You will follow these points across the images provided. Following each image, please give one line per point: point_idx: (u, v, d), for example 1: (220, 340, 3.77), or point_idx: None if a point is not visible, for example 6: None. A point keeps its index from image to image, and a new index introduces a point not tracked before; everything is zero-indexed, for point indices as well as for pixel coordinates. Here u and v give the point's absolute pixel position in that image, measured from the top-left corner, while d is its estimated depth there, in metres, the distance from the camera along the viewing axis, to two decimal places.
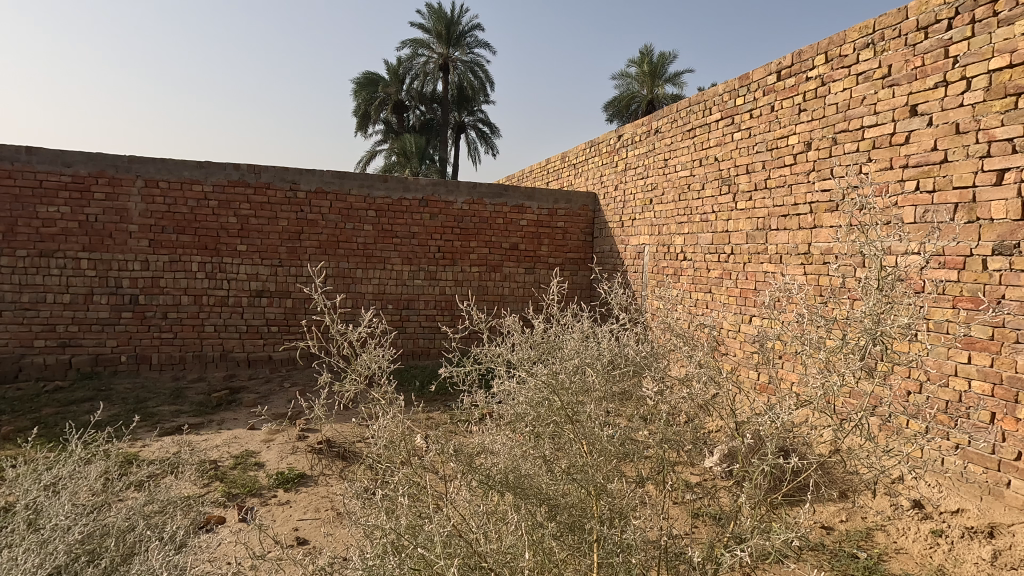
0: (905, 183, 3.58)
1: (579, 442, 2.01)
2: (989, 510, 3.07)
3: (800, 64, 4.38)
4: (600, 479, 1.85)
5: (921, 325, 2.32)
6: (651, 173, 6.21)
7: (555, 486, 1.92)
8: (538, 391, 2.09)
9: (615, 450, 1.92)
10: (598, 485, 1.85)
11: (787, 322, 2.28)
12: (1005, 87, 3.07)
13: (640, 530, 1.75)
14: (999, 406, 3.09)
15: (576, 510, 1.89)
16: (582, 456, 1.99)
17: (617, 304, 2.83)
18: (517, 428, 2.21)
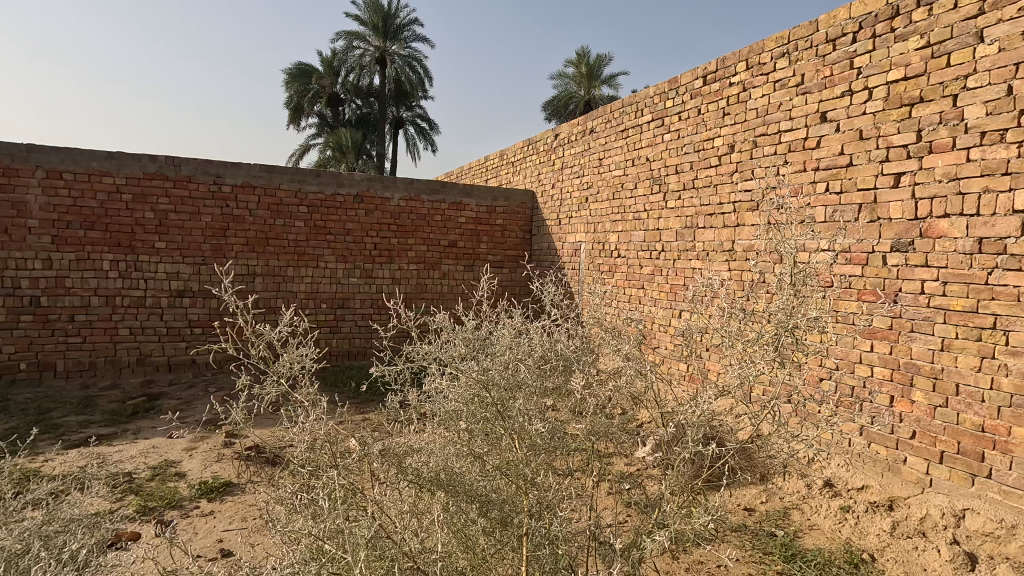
0: (816, 185, 3.84)
1: (511, 440, 2.01)
2: (889, 485, 3.36)
3: (723, 70, 4.59)
4: (529, 473, 1.88)
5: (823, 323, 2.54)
6: (587, 173, 6.33)
7: (486, 483, 1.90)
8: (468, 388, 2.07)
9: (545, 444, 1.93)
10: (527, 479, 1.87)
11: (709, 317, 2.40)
12: (901, 98, 3.36)
13: (568, 521, 1.77)
14: (897, 390, 3.38)
15: (507, 506, 1.88)
16: (514, 451, 2.00)
17: (550, 301, 2.84)
18: (449, 426, 2.17)
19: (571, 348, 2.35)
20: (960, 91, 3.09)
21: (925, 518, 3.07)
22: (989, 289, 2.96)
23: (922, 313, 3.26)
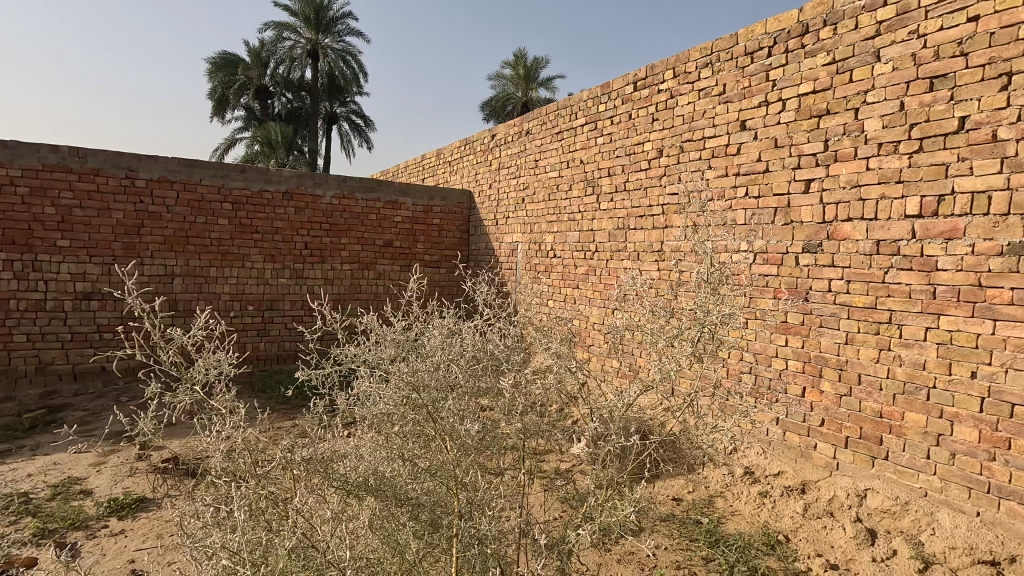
0: (737, 189, 4.06)
1: (443, 441, 1.99)
2: (802, 470, 3.62)
3: (652, 77, 4.76)
4: (459, 473, 1.88)
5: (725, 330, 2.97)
6: (523, 174, 6.38)
7: (416, 485, 1.88)
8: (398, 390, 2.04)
9: (475, 444, 1.93)
10: (457, 480, 1.88)
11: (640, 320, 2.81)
12: (810, 110, 3.62)
13: (497, 520, 1.79)
14: (808, 380, 3.64)
15: (436, 508, 1.87)
16: (444, 452, 2.00)
17: (483, 299, 2.85)
18: (378, 429, 2.13)
19: (503, 347, 2.37)
20: (860, 105, 3.36)
21: (833, 499, 3.33)
22: (886, 287, 3.24)
23: (830, 309, 3.52)
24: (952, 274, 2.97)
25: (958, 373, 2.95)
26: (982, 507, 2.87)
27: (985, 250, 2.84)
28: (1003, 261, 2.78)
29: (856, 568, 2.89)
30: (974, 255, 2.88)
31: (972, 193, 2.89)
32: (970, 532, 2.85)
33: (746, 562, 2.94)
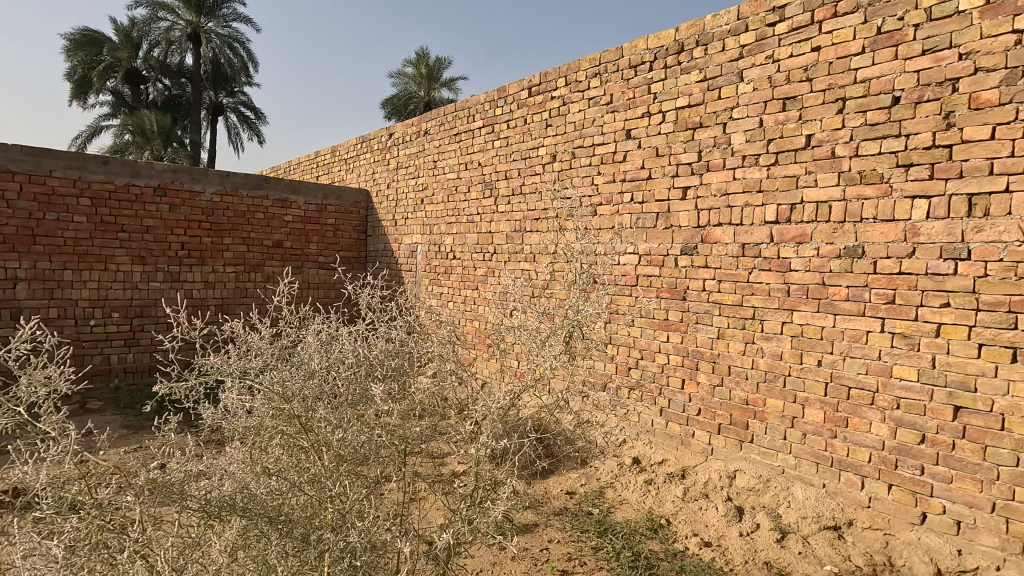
0: (623, 194, 4.29)
1: (317, 452, 1.92)
2: (682, 457, 3.90)
3: (545, 83, 4.90)
4: (330, 485, 1.82)
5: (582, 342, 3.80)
6: (422, 174, 6.31)
7: (284, 501, 1.80)
8: (267, 401, 1.93)
9: (348, 454, 1.89)
10: (328, 493, 1.82)
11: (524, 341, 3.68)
12: (686, 122, 3.91)
13: (369, 530, 1.76)
14: (687, 373, 3.92)
15: (305, 523, 1.80)
16: (316, 463, 1.92)
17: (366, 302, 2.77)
18: (245, 443, 2.01)
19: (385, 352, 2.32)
20: (728, 120, 3.68)
21: (708, 481, 3.63)
22: (750, 286, 3.57)
23: (704, 307, 3.82)
24: (802, 274, 3.34)
25: (808, 362, 3.32)
26: (827, 479, 3.25)
27: (827, 253, 3.23)
28: (841, 263, 3.17)
29: (727, 543, 3.18)
30: (819, 257, 3.26)
31: (816, 203, 3.28)
32: (818, 502, 3.23)
33: (631, 548, 3.12)
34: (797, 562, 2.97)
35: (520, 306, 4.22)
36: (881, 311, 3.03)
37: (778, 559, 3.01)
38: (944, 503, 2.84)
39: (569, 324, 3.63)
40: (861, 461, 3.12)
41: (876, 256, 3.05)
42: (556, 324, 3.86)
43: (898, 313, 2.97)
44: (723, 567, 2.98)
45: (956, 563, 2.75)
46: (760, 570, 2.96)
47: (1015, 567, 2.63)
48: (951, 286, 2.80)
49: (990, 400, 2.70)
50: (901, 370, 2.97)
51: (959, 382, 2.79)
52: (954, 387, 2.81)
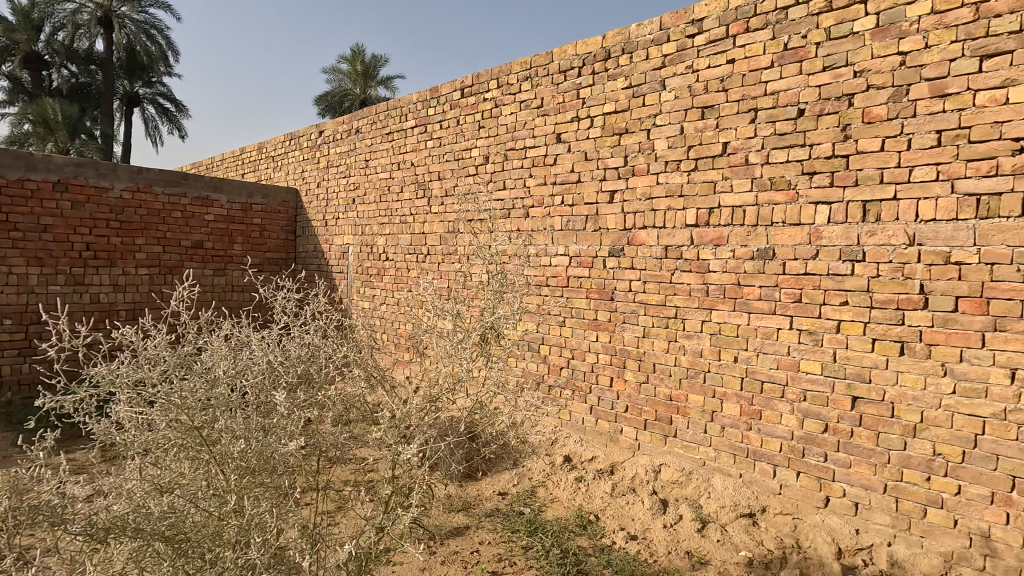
0: (554, 197, 4.36)
1: (219, 465, 1.88)
2: (611, 453, 4.01)
3: (477, 85, 4.90)
4: (231, 499, 1.78)
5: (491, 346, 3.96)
6: (353, 173, 6.15)
7: (181, 518, 1.74)
8: (164, 413, 1.84)
9: (252, 466, 1.85)
10: (229, 507, 1.78)
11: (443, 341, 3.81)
12: (612, 127, 4.02)
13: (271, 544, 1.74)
14: (615, 371, 4.03)
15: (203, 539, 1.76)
16: (218, 476, 1.87)
17: (282, 303, 2.69)
18: (141, 456, 1.92)
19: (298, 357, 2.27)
20: (652, 127, 3.81)
21: (635, 476, 3.75)
22: (672, 286, 3.72)
23: (631, 307, 3.94)
24: (719, 275, 3.51)
25: (725, 358, 3.49)
26: (743, 469, 3.43)
27: (741, 255, 3.41)
28: (754, 264, 3.36)
29: (651, 536, 3.29)
30: (734, 258, 3.44)
31: (732, 208, 3.45)
32: (735, 491, 3.40)
33: (560, 545, 3.17)
34: (715, 549, 3.12)
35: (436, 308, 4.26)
36: (789, 310, 3.24)
37: (698, 548, 3.15)
38: (845, 487, 3.07)
39: (481, 327, 3.78)
40: (773, 451, 3.32)
41: (784, 258, 3.25)
42: (468, 327, 3.97)
43: (804, 311, 3.18)
44: (648, 559, 3.08)
45: (855, 542, 2.97)
46: (682, 559, 3.08)
47: (904, 542, 2.88)
48: (849, 285, 3.03)
49: (882, 390, 2.94)
50: (807, 364, 3.18)
51: (856, 374, 3.02)
52: (852, 379, 3.03)
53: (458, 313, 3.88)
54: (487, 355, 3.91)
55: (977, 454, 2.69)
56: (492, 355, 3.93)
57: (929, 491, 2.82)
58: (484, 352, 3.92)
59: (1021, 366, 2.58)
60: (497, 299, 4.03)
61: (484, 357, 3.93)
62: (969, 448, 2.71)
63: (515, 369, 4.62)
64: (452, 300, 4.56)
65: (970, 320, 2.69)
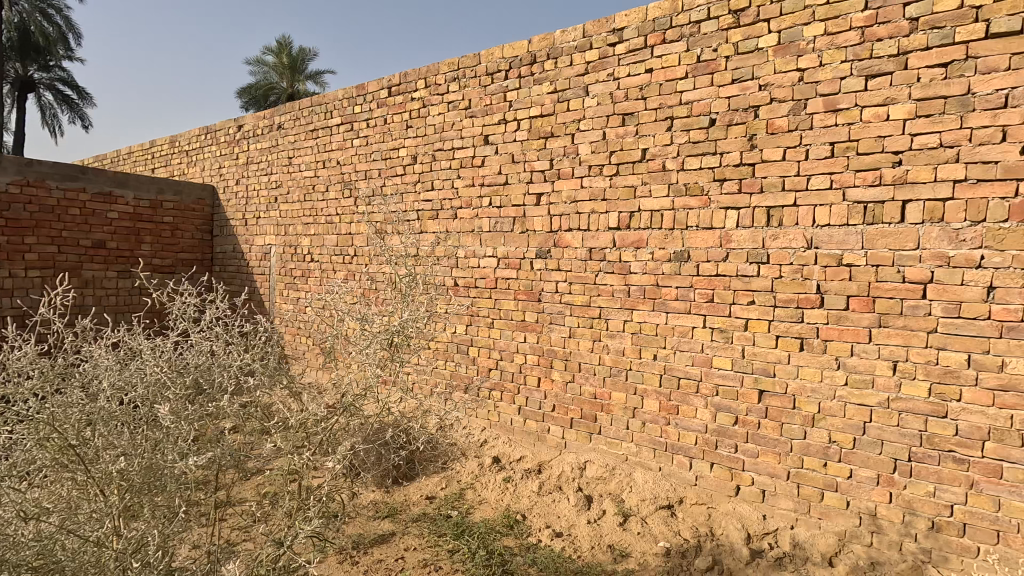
0: (482, 199, 4.37)
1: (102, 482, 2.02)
2: (538, 452, 4.06)
3: (405, 84, 4.82)
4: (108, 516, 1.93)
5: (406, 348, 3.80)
6: (275, 171, 5.89)
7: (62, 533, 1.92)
8: (45, 435, 1.98)
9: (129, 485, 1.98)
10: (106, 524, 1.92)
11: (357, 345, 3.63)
12: (538, 131, 4.07)
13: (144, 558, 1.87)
14: (542, 371, 4.09)
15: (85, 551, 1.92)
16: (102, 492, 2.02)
17: (187, 310, 2.74)
18: (31, 474, 2.07)
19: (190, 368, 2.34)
20: (575, 131, 3.90)
21: (561, 474, 3.82)
22: (596, 287, 3.82)
23: (557, 308, 4.01)
24: (639, 277, 3.64)
25: (645, 356, 3.62)
26: (662, 463, 3.57)
27: (660, 257, 3.55)
28: (671, 266, 3.51)
29: (576, 532, 3.36)
30: (653, 260, 3.57)
31: (651, 212, 3.59)
32: (655, 484, 3.54)
33: (486, 546, 3.17)
34: (635, 542, 3.23)
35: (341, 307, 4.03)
36: (703, 309, 3.40)
37: (620, 541, 3.25)
38: (753, 476, 3.26)
39: (394, 330, 3.62)
40: (689, 444, 3.47)
41: (699, 260, 3.41)
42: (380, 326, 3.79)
43: (716, 311, 3.36)
44: (572, 555, 3.15)
45: (762, 527, 3.16)
46: (604, 553, 3.17)
47: (804, 524, 3.09)
48: (756, 286, 3.22)
49: (784, 384, 3.15)
50: (720, 361, 3.36)
51: (762, 369, 3.22)
52: (759, 374, 3.23)
53: (366, 315, 3.69)
54: (397, 360, 3.75)
55: (865, 440, 2.94)
56: (404, 357, 3.79)
57: (825, 476, 3.04)
58: (393, 355, 3.76)
59: (901, 358, 2.83)
60: (408, 302, 3.86)
61: (392, 361, 3.76)
62: (858, 435, 2.96)
63: (445, 372, 4.59)
64: (362, 301, 4.35)
65: (859, 318, 2.94)
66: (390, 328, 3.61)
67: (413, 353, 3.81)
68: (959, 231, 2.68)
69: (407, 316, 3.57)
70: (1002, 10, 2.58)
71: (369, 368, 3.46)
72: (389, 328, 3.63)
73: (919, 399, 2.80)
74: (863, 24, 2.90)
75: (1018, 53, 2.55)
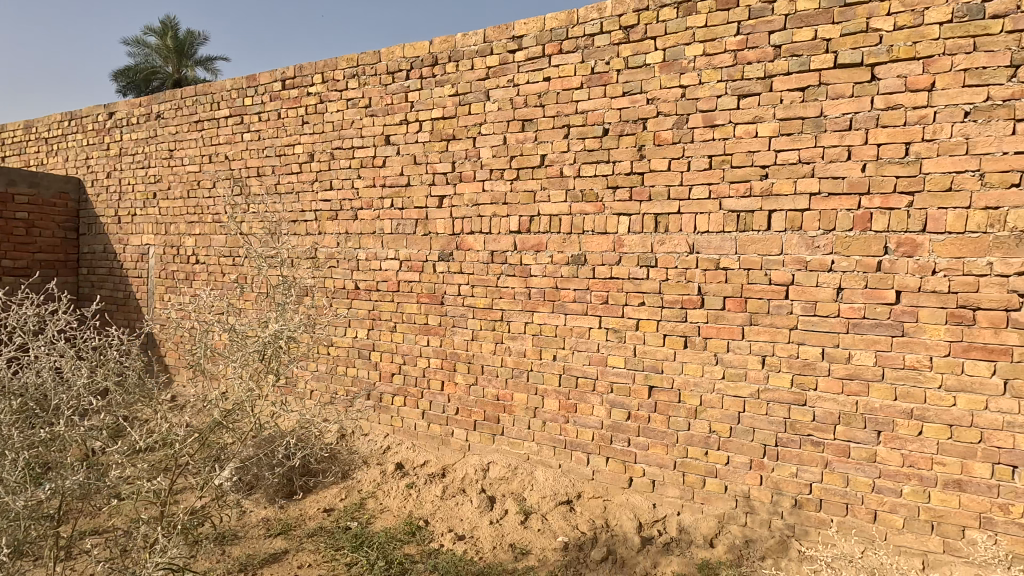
0: (383, 200, 4.26)
1: None
2: (443, 456, 4.04)
3: (301, 77, 4.59)
4: None
5: (288, 361, 3.41)
6: (153, 164, 5.38)
7: None
8: None
9: None
10: None
11: (227, 358, 3.22)
12: (441, 133, 4.05)
13: None
14: (446, 374, 4.06)
15: None
16: None
17: (25, 324, 2.53)
18: None
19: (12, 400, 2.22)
20: (477, 135, 3.92)
21: (465, 477, 3.83)
22: (498, 290, 3.87)
23: (460, 310, 4.01)
24: (539, 279, 3.73)
25: (545, 357, 3.72)
26: (562, 460, 3.69)
27: (558, 260, 3.66)
28: (569, 269, 3.63)
29: (478, 533, 3.38)
30: (552, 264, 3.68)
31: (550, 216, 3.69)
32: (555, 481, 3.65)
33: (385, 556, 3.10)
34: (535, 538, 3.31)
35: (206, 312, 3.53)
36: (599, 311, 3.55)
37: (521, 539, 3.31)
38: (644, 467, 3.45)
39: (269, 341, 3.23)
40: (586, 440, 3.61)
41: (594, 264, 3.56)
42: (254, 336, 3.35)
43: (610, 312, 3.52)
44: (473, 557, 3.17)
45: (652, 515, 3.36)
46: (505, 552, 3.22)
47: (689, 510, 3.32)
48: (645, 288, 3.42)
49: (671, 379, 3.37)
50: (614, 360, 3.52)
51: (652, 366, 3.42)
52: (649, 371, 3.43)
53: (236, 324, 3.25)
54: (271, 374, 3.35)
55: (740, 429, 3.21)
56: (283, 370, 3.39)
57: (706, 464, 3.29)
58: (268, 369, 3.33)
59: (769, 353, 3.13)
60: (283, 310, 3.44)
61: (266, 376, 3.35)
62: (733, 424, 3.22)
63: (345, 378, 4.43)
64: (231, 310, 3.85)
65: (733, 317, 3.20)
66: (262, 339, 3.21)
67: (291, 366, 3.41)
68: (814, 239, 3.01)
69: (282, 325, 3.18)
70: (847, 43, 2.92)
71: (238, 384, 3.08)
72: (262, 339, 3.22)
73: (784, 389, 3.10)
74: (735, 48, 3.16)
75: (860, 83, 2.90)
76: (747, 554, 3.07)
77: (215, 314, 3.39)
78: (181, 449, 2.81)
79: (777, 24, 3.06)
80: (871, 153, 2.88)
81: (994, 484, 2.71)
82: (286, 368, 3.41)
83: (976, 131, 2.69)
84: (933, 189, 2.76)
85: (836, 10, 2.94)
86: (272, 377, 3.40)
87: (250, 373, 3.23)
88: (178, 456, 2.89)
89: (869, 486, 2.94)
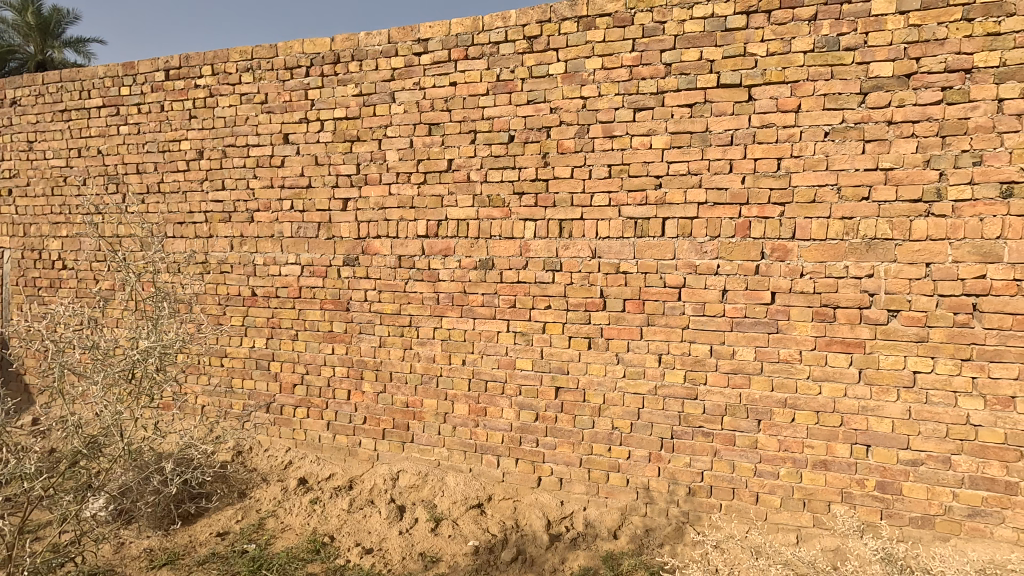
0: (283, 202, 4.05)
1: None
2: (350, 467, 3.91)
3: (187, 68, 4.24)
4: None
5: (165, 381, 3.15)
6: (8, 156, 4.74)
7: None
8: None
9: None
10: None
11: (88, 382, 2.93)
12: (344, 134, 3.92)
13: None
14: (353, 383, 3.93)
15: None
16: None
17: None
18: None
19: None
20: (382, 137, 3.83)
21: (373, 487, 3.72)
22: (406, 295, 3.81)
23: (366, 316, 3.90)
24: (447, 284, 3.71)
25: (454, 361, 3.72)
26: (472, 464, 3.70)
27: (466, 265, 3.67)
28: (477, 273, 3.65)
29: (386, 545, 3.30)
30: (460, 268, 3.68)
31: (458, 221, 3.69)
32: (465, 485, 3.65)
33: None
34: (445, 544, 3.29)
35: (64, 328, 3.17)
36: (507, 314, 3.60)
37: (430, 547, 3.27)
38: (551, 466, 3.55)
39: (138, 361, 2.97)
40: (496, 443, 3.65)
41: (502, 268, 3.60)
42: (122, 355, 3.07)
43: (517, 315, 3.58)
44: (381, 570, 3.09)
45: (560, 512, 3.45)
46: (415, 562, 3.17)
47: (595, 504, 3.45)
48: (551, 291, 3.51)
49: (576, 380, 3.48)
50: (522, 362, 3.58)
51: (558, 367, 3.52)
52: (555, 372, 3.52)
53: (98, 343, 2.96)
54: (144, 396, 3.09)
55: (639, 425, 3.39)
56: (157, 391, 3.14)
57: (609, 459, 3.44)
58: (140, 390, 3.08)
59: (664, 351, 3.33)
60: (158, 323, 3.16)
61: (138, 398, 3.10)
62: (633, 420, 3.39)
63: (241, 391, 4.16)
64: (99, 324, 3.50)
65: (632, 318, 3.38)
66: (131, 359, 2.95)
67: (167, 385, 3.17)
68: (702, 244, 3.24)
69: (153, 343, 2.92)
70: (728, 65, 3.18)
71: (103, 410, 2.83)
72: (130, 359, 2.97)
73: (678, 384, 3.31)
74: (631, 63, 3.33)
75: (739, 102, 3.17)
76: (647, 543, 3.25)
77: (75, 331, 3.07)
78: (30, 486, 2.54)
79: (668, 44, 3.26)
80: (750, 166, 3.15)
81: (853, 462, 3.06)
82: (160, 388, 3.15)
83: (834, 149, 3.03)
84: (801, 201, 3.08)
85: (719, 34, 3.19)
86: (145, 399, 3.15)
87: (118, 397, 2.98)
88: (28, 492, 2.62)
89: (751, 470, 3.22)
